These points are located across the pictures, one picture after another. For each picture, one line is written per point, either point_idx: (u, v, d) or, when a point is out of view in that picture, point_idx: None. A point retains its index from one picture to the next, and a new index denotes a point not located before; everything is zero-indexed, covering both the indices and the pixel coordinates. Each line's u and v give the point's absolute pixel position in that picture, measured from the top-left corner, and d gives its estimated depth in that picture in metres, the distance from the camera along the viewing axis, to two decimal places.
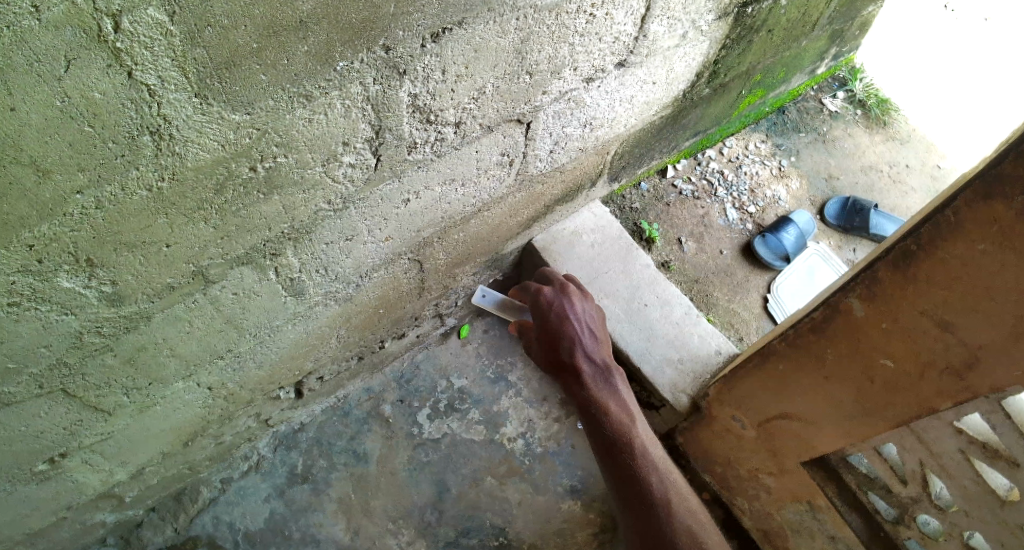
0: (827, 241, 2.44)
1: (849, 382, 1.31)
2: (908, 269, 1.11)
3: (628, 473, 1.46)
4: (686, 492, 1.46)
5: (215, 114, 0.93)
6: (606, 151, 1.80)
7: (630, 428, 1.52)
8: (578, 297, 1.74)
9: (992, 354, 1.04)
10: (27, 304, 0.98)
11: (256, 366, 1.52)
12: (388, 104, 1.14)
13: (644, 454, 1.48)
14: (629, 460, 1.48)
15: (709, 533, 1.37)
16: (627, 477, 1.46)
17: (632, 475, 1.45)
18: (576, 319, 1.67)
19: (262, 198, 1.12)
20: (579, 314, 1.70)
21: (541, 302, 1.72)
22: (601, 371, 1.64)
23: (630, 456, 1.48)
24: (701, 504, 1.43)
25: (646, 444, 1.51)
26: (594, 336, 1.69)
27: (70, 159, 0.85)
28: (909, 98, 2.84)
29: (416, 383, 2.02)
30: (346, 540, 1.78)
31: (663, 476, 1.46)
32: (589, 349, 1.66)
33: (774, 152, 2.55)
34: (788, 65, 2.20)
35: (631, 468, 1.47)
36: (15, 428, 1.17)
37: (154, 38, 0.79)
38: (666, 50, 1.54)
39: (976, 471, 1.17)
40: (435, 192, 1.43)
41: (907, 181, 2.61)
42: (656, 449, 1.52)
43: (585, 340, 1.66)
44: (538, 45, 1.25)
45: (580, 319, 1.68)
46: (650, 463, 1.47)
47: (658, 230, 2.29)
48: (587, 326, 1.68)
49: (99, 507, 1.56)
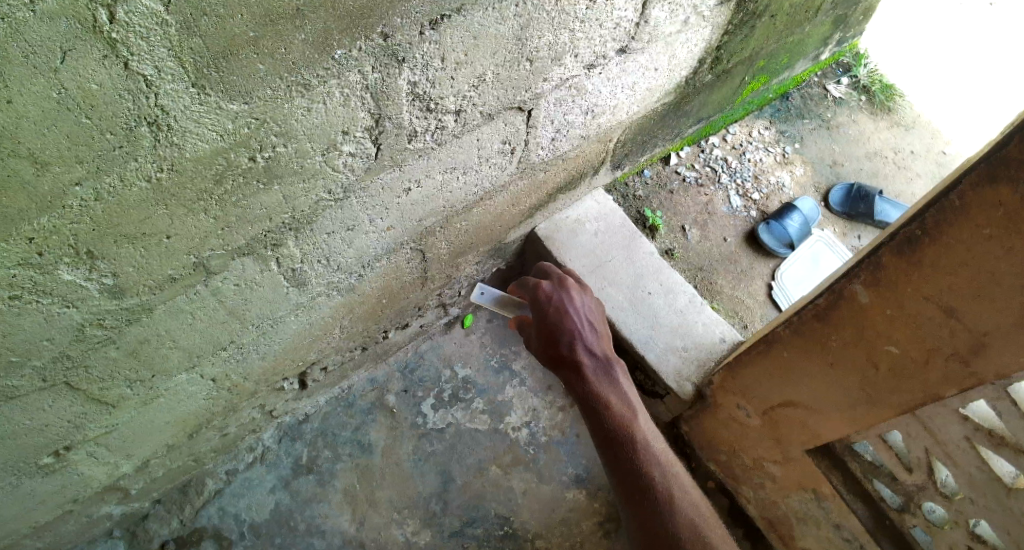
0: (832, 227, 2.42)
1: (854, 368, 1.30)
2: (913, 254, 1.10)
3: (631, 466, 1.44)
4: (688, 484, 1.46)
5: (213, 104, 0.93)
6: (609, 138, 1.79)
7: (632, 421, 1.51)
8: (576, 291, 1.75)
9: (998, 339, 1.03)
10: (28, 297, 0.98)
11: (260, 357, 1.52)
12: (387, 93, 1.13)
13: (646, 447, 1.47)
14: (632, 453, 1.46)
15: (712, 526, 1.38)
16: (629, 470, 1.44)
17: (635, 468, 1.43)
18: (576, 313, 1.67)
19: (261, 188, 1.12)
20: (578, 308, 1.70)
21: (540, 296, 1.71)
22: (602, 363, 1.62)
23: (632, 449, 1.46)
24: (704, 498, 1.43)
25: (648, 437, 1.50)
26: (594, 329, 1.69)
27: (68, 151, 0.84)
28: (914, 84, 2.81)
29: (420, 373, 2.02)
30: (352, 531, 1.79)
31: (665, 469, 1.45)
32: (590, 343, 1.65)
33: (778, 139, 2.53)
34: (791, 51, 2.18)
35: (634, 461, 1.45)
36: (19, 422, 1.17)
37: (150, 28, 0.78)
38: (667, 36, 1.52)
39: (981, 458, 1.16)
40: (436, 180, 1.42)
41: (912, 167, 2.59)
42: (657, 442, 1.51)
43: (585, 333, 1.65)
44: (538, 32, 1.24)
45: (580, 312, 1.68)
46: (652, 456, 1.46)
47: (661, 218, 2.28)
48: (587, 320, 1.68)
49: (105, 499, 1.57)
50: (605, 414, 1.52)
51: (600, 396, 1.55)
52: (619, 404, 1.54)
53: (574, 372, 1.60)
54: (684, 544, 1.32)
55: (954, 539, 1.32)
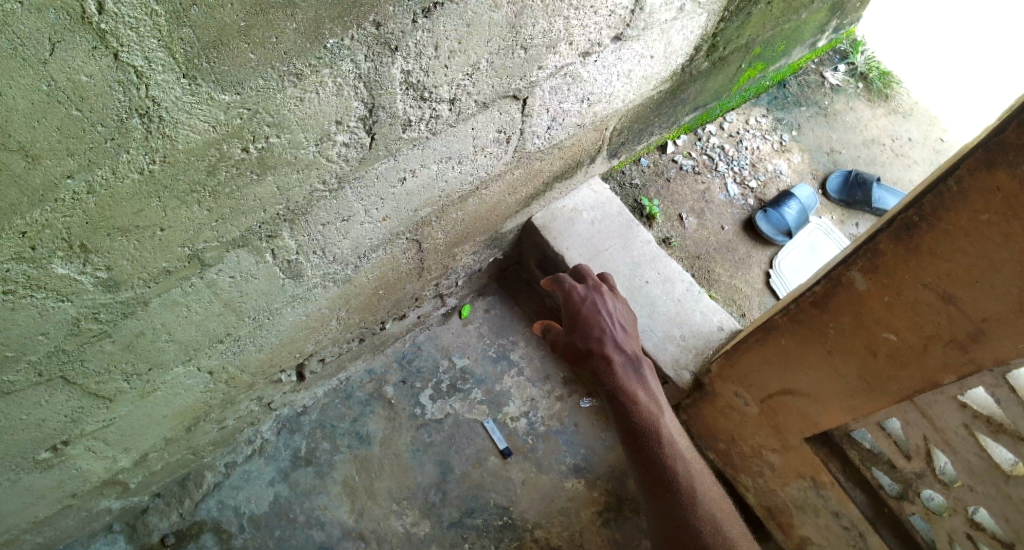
0: (829, 215, 2.41)
1: (852, 355, 1.30)
2: (910, 240, 1.09)
3: (654, 461, 1.51)
4: (708, 479, 1.53)
5: (204, 95, 0.92)
6: (605, 127, 1.78)
7: (658, 420, 1.56)
8: (609, 294, 1.76)
9: (996, 326, 1.03)
10: (21, 292, 0.97)
11: (256, 349, 1.52)
12: (380, 82, 1.12)
13: (671, 444, 1.53)
14: (658, 452, 1.52)
15: (732, 522, 1.46)
16: (652, 464, 1.52)
17: (660, 466, 1.51)
18: (609, 316, 1.69)
19: (255, 179, 1.11)
20: (611, 312, 1.72)
21: (574, 298, 1.73)
22: (631, 362, 1.66)
23: (659, 447, 1.52)
24: (724, 496, 1.51)
25: (673, 434, 1.56)
26: (625, 332, 1.71)
27: (59, 144, 0.83)
28: (912, 71, 2.80)
29: (418, 363, 2.02)
30: (351, 523, 1.79)
31: (688, 467, 1.52)
32: (621, 345, 1.68)
33: (775, 127, 2.52)
34: (788, 38, 2.17)
35: (659, 459, 1.51)
36: (16, 417, 1.17)
37: (139, 19, 0.77)
38: (663, 23, 1.51)
39: (980, 446, 1.17)
40: (431, 170, 1.41)
41: (909, 154, 2.59)
42: (682, 441, 1.57)
43: (617, 335, 1.68)
44: (531, 19, 1.22)
45: (613, 315, 1.70)
46: (676, 452, 1.53)
47: (658, 206, 2.28)
48: (619, 323, 1.70)
49: (104, 494, 1.57)
50: (633, 413, 1.57)
51: (628, 393, 1.60)
52: (647, 401, 1.59)
53: (604, 373, 1.64)
54: (705, 538, 1.41)
55: (953, 527, 1.32)
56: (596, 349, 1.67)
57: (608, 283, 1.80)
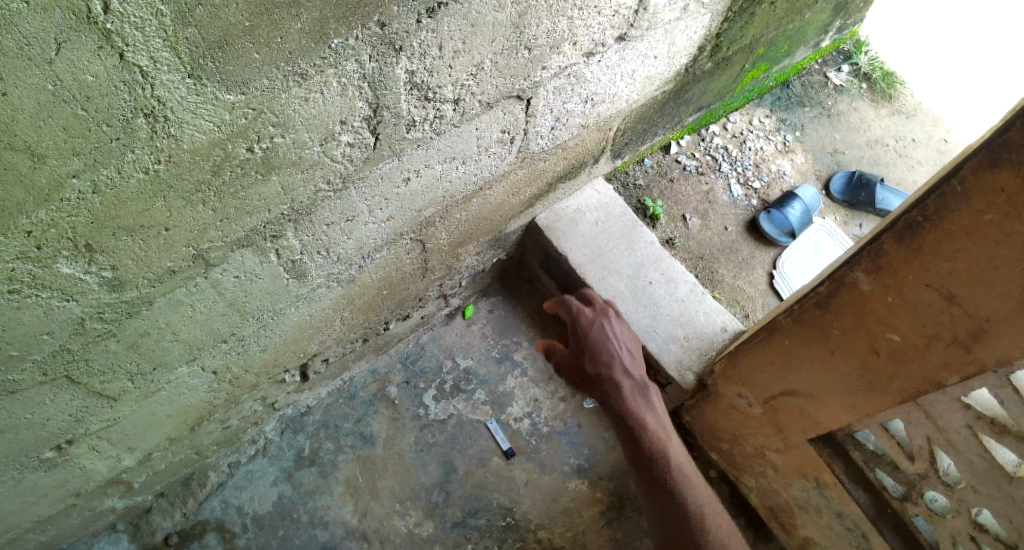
0: (833, 216, 2.41)
1: (855, 356, 1.30)
2: (913, 240, 1.09)
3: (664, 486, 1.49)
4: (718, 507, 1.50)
5: (210, 95, 0.92)
6: (608, 127, 1.78)
7: (668, 445, 1.54)
8: (616, 319, 1.76)
9: (999, 326, 1.03)
10: (27, 291, 0.97)
11: (260, 348, 1.52)
12: (384, 82, 1.12)
13: (680, 469, 1.51)
14: (667, 477, 1.50)
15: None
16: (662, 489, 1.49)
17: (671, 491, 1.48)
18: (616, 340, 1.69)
19: (259, 179, 1.11)
20: (618, 335, 1.72)
21: (581, 321, 1.73)
22: (639, 386, 1.65)
23: (669, 472, 1.50)
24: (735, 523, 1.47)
25: (682, 460, 1.54)
26: (632, 357, 1.70)
27: (64, 143, 0.84)
28: (915, 72, 2.80)
29: (422, 364, 2.02)
30: (354, 523, 1.79)
31: (698, 493, 1.49)
32: (629, 367, 1.67)
33: (779, 127, 2.52)
34: (792, 39, 2.17)
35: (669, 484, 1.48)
36: (20, 416, 1.17)
37: (144, 19, 0.78)
38: (667, 23, 1.51)
39: (984, 447, 1.16)
40: (435, 170, 1.41)
41: (913, 155, 2.58)
42: (691, 467, 1.55)
43: (625, 358, 1.67)
44: (536, 19, 1.23)
45: (621, 339, 1.70)
46: (685, 478, 1.50)
47: (662, 207, 2.28)
48: (627, 347, 1.70)
49: (108, 493, 1.57)
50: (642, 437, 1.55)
51: (637, 417, 1.59)
52: (656, 426, 1.57)
53: (612, 395, 1.63)
54: None
55: (955, 528, 1.32)
56: (605, 375, 1.66)
57: (614, 308, 1.81)
